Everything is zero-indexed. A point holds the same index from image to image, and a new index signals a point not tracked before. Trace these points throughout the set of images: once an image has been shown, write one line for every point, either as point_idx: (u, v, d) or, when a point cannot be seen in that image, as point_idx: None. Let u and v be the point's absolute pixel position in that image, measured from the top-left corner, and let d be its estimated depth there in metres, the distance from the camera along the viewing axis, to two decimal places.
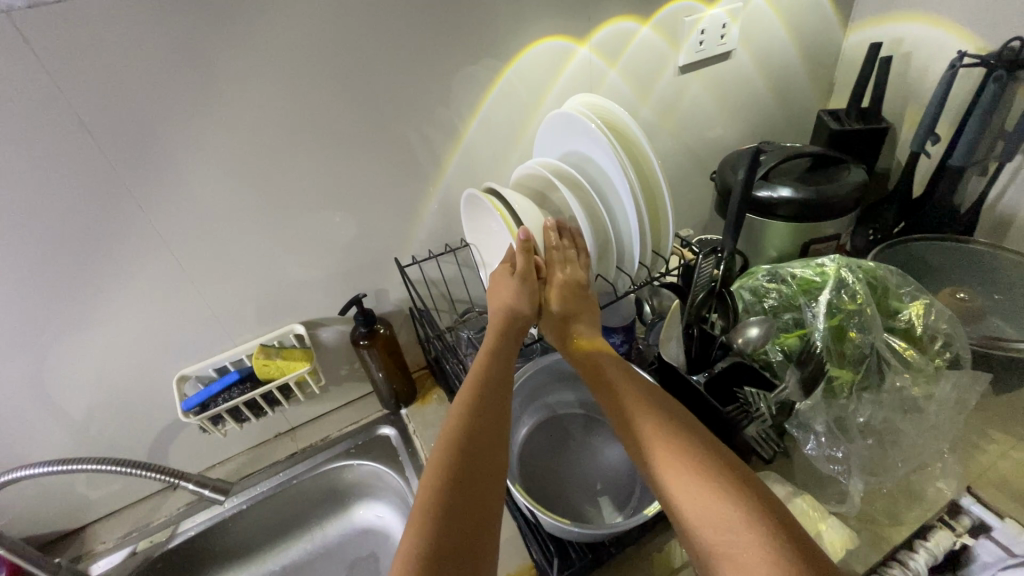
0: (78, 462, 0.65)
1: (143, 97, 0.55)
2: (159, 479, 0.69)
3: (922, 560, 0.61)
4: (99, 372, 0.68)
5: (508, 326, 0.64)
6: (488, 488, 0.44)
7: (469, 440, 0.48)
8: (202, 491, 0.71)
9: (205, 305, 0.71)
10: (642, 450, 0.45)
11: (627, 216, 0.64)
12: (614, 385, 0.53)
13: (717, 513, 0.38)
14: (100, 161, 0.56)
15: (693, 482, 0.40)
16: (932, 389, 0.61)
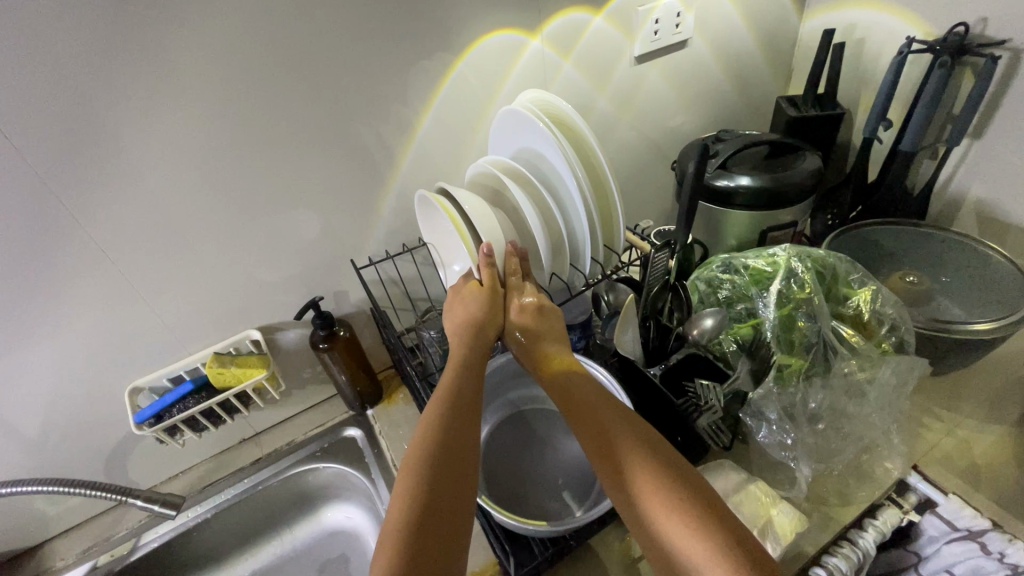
0: (24, 484, 0.63)
1: (69, 107, 0.53)
2: (107, 497, 0.68)
3: (870, 538, 0.63)
4: (44, 390, 0.66)
5: (473, 338, 0.63)
6: (458, 506, 0.44)
7: (439, 457, 0.47)
8: (151, 507, 0.70)
9: (154, 315, 0.69)
10: (611, 463, 0.47)
11: (578, 213, 0.64)
12: (586, 403, 0.53)
13: (693, 545, 0.38)
14: (24, 172, 0.54)
15: (658, 494, 0.42)
16: (876, 373, 0.63)
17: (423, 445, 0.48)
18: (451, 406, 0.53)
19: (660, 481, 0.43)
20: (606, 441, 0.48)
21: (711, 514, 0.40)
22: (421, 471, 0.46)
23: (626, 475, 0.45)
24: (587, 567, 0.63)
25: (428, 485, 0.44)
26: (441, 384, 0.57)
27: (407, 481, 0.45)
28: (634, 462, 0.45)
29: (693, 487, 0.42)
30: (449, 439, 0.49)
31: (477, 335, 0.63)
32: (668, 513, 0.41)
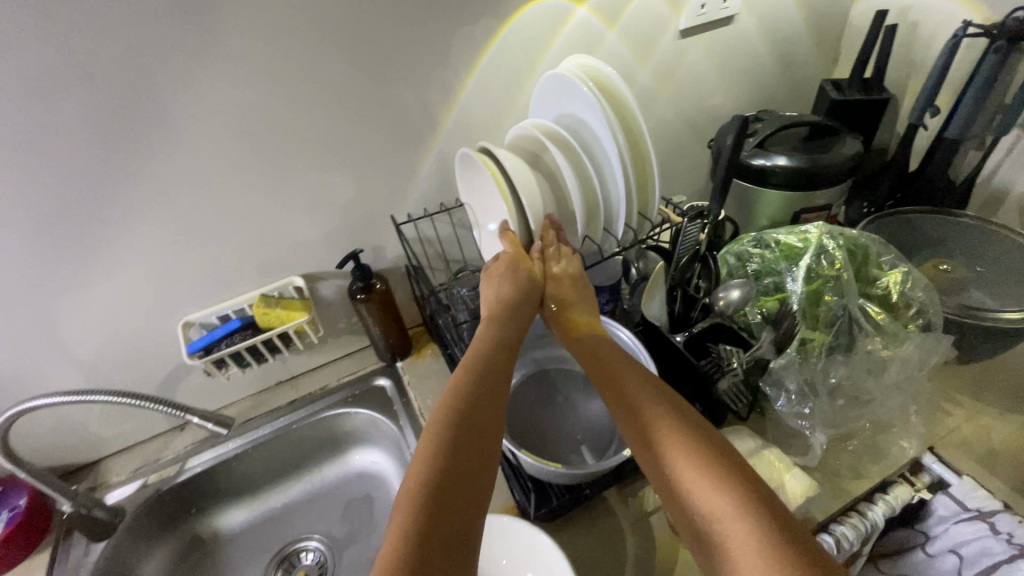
0: (89, 393, 0.64)
1: (143, 50, 0.56)
2: (164, 411, 0.70)
3: (880, 511, 0.65)
4: (106, 316, 0.72)
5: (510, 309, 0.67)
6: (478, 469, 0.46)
7: (460, 424, 0.49)
8: (206, 425, 0.72)
9: (207, 254, 0.73)
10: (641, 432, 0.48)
11: (615, 179, 0.66)
12: (613, 370, 0.56)
13: (716, 498, 0.41)
14: (102, 110, 0.58)
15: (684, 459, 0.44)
16: (898, 350, 0.64)
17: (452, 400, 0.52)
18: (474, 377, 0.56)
19: (684, 442, 0.45)
20: (631, 406, 0.51)
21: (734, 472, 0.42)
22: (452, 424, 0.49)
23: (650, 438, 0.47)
24: (601, 517, 0.66)
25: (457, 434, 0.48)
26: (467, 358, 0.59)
27: (429, 444, 0.47)
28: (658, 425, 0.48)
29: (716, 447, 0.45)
30: (471, 407, 0.52)
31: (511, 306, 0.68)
32: (689, 471, 0.43)
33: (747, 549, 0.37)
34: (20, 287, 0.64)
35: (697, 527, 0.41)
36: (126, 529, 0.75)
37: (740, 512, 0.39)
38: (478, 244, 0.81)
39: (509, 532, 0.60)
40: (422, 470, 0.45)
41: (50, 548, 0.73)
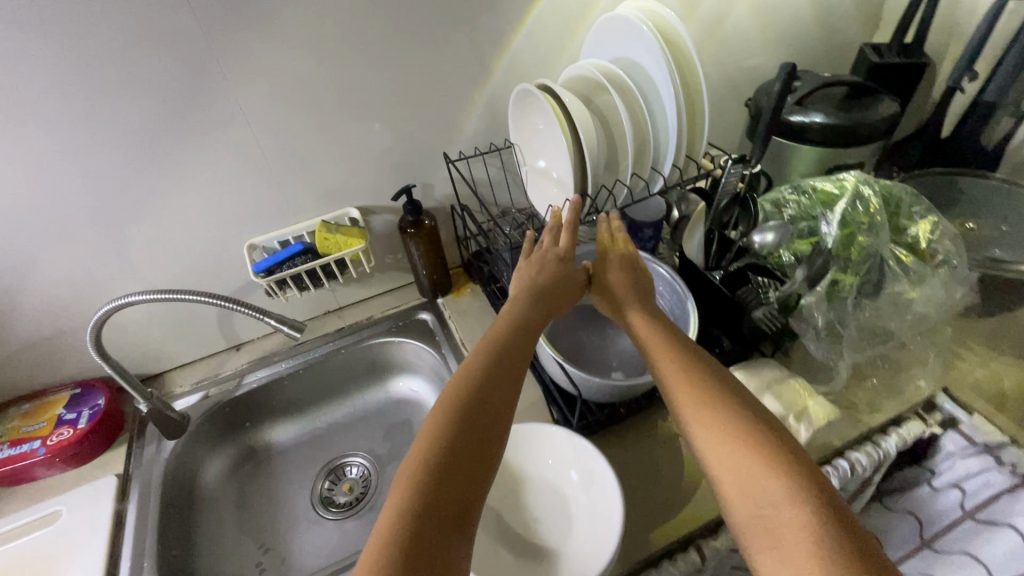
0: (173, 292, 0.65)
1: None
2: (245, 313, 0.69)
3: (893, 442, 0.70)
4: (179, 235, 0.77)
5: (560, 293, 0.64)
6: (485, 451, 0.43)
7: (474, 400, 0.46)
8: (281, 328, 0.71)
9: (272, 181, 0.78)
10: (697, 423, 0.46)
11: (666, 121, 0.70)
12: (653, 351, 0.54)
13: (766, 489, 0.40)
14: (191, 30, 0.62)
15: (748, 460, 0.42)
16: (923, 290, 0.69)
17: (475, 364, 0.50)
18: (495, 353, 0.51)
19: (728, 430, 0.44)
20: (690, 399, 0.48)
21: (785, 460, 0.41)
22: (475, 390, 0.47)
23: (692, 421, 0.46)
24: (634, 435, 0.72)
25: (480, 401, 0.46)
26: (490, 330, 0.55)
27: (438, 419, 0.44)
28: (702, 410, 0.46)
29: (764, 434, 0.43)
30: (490, 385, 0.48)
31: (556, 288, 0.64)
32: (736, 457, 0.42)
33: (796, 542, 0.37)
34: (106, 201, 0.70)
35: (747, 519, 0.40)
36: (192, 432, 0.83)
37: (788, 504, 0.38)
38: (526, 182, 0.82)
39: (551, 436, 0.65)
40: (435, 434, 0.42)
41: (126, 444, 0.81)
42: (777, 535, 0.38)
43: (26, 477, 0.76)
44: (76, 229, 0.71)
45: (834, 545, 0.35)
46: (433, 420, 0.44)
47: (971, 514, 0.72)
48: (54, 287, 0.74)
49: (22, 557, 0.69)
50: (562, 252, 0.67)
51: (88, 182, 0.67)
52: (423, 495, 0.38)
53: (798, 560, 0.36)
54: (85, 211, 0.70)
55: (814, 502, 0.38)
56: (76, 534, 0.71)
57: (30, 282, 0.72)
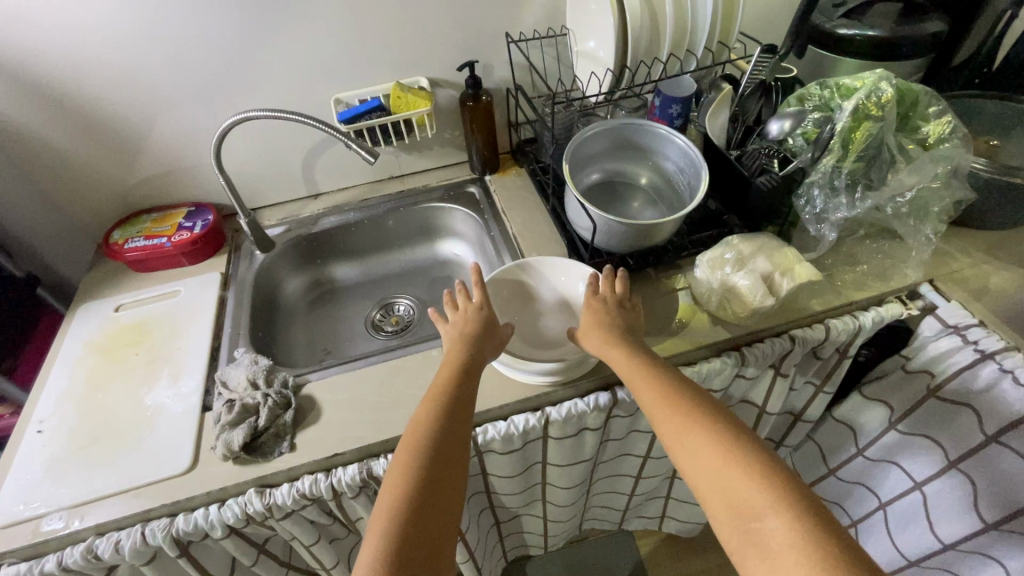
0: (283, 112, 0.82)
1: None
2: (331, 133, 0.85)
3: (871, 316, 0.79)
4: (281, 82, 0.93)
5: (485, 341, 0.67)
6: (444, 499, 0.52)
7: (434, 453, 0.55)
8: (355, 152, 0.87)
9: (358, 43, 0.91)
10: (688, 454, 0.53)
11: (705, 9, 0.79)
12: (641, 382, 0.60)
13: (752, 503, 0.47)
14: None
15: (738, 483, 0.48)
16: (917, 179, 0.76)
17: (426, 421, 0.58)
18: (454, 406, 0.59)
19: (718, 452, 0.51)
20: (679, 431, 0.54)
21: (769, 477, 0.48)
22: (428, 449, 0.55)
23: (685, 443, 0.53)
24: (641, 286, 0.84)
25: (434, 458, 0.54)
26: (441, 379, 0.62)
27: (401, 470, 0.53)
28: (692, 437, 0.53)
29: (751, 455, 0.50)
30: (448, 438, 0.56)
31: (487, 330, 0.69)
32: (724, 477, 0.49)
33: (778, 549, 0.44)
34: (229, 40, 0.85)
35: (735, 539, 0.47)
36: (279, 251, 1.03)
37: (772, 515, 0.45)
38: (577, 64, 0.96)
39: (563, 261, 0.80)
40: (395, 493, 0.51)
41: (227, 255, 1.01)
42: (761, 543, 0.45)
43: (152, 265, 0.96)
44: (205, 63, 0.87)
45: (811, 547, 0.43)
46: (393, 478, 0.53)
47: (935, 394, 0.81)
48: (184, 114, 0.92)
49: (150, 315, 0.89)
50: (477, 308, 0.70)
51: (219, 21, 0.83)
52: (397, 541, 0.48)
53: (779, 562, 0.43)
54: (213, 47, 0.86)
55: (798, 517, 0.45)
56: (192, 306, 0.91)
57: (167, 106, 0.90)
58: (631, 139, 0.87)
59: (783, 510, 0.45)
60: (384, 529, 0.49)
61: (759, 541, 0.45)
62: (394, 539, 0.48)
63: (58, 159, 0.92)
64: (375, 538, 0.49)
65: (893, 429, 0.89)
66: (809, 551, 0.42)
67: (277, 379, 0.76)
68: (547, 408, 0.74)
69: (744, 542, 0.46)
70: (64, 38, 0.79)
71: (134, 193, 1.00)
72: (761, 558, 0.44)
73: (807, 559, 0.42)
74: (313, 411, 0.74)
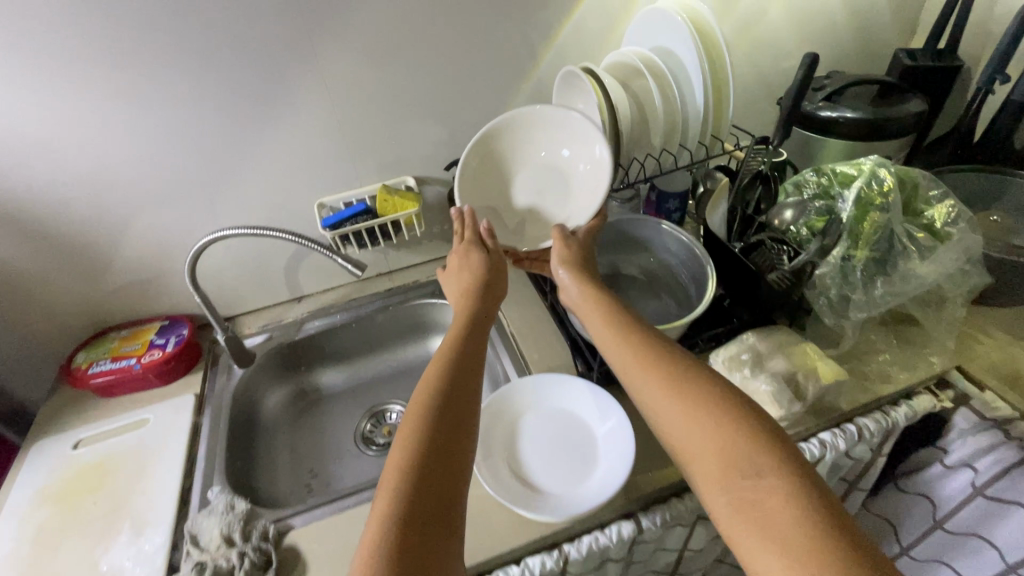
0: (264, 229, 0.77)
1: None
2: (319, 250, 0.80)
3: (902, 412, 0.74)
4: (263, 188, 0.90)
5: (487, 295, 0.70)
6: (456, 449, 0.52)
7: (444, 405, 0.54)
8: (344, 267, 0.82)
9: (342, 146, 0.89)
10: (674, 406, 0.54)
11: (696, 105, 0.77)
12: (626, 346, 0.61)
13: (746, 460, 0.48)
14: (285, 21, 0.75)
15: (724, 438, 0.50)
16: (934, 262, 0.73)
17: (437, 371, 0.58)
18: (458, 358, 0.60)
19: (711, 416, 0.51)
20: (668, 386, 0.55)
21: (759, 440, 0.49)
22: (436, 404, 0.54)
23: (672, 405, 0.54)
24: None
25: (446, 407, 0.54)
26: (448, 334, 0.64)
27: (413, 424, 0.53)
28: (677, 402, 0.54)
29: (742, 419, 0.50)
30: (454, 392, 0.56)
31: (490, 279, 0.72)
32: (719, 437, 0.50)
33: (769, 504, 0.45)
34: (207, 151, 0.83)
35: (720, 497, 0.48)
36: (259, 363, 0.95)
37: (768, 473, 0.47)
38: None
39: (547, 132, 0.82)
40: (407, 441, 0.51)
41: (203, 370, 0.93)
42: (754, 502, 0.46)
43: (121, 389, 0.88)
44: (180, 174, 0.84)
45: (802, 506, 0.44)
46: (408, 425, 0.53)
47: (982, 492, 0.74)
48: (160, 225, 0.88)
49: (115, 450, 0.81)
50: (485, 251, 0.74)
51: (197, 134, 0.81)
52: (414, 496, 0.47)
53: (772, 520, 0.44)
54: (191, 162, 0.83)
55: (789, 472, 0.46)
56: (162, 436, 0.82)
57: (142, 223, 0.87)
58: (623, 235, 0.84)
59: (775, 465, 0.47)
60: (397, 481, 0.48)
61: (749, 499, 0.46)
62: (403, 489, 0.47)
63: (23, 283, 0.86)
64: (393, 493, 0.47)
65: (939, 527, 0.82)
66: (802, 509, 0.44)
67: (255, 529, 0.66)
68: (564, 546, 0.65)
69: (731, 498, 0.47)
70: (34, 162, 0.76)
71: (104, 310, 0.94)
72: (749, 515, 0.46)
73: (802, 516, 0.44)
74: (297, 563, 0.65)
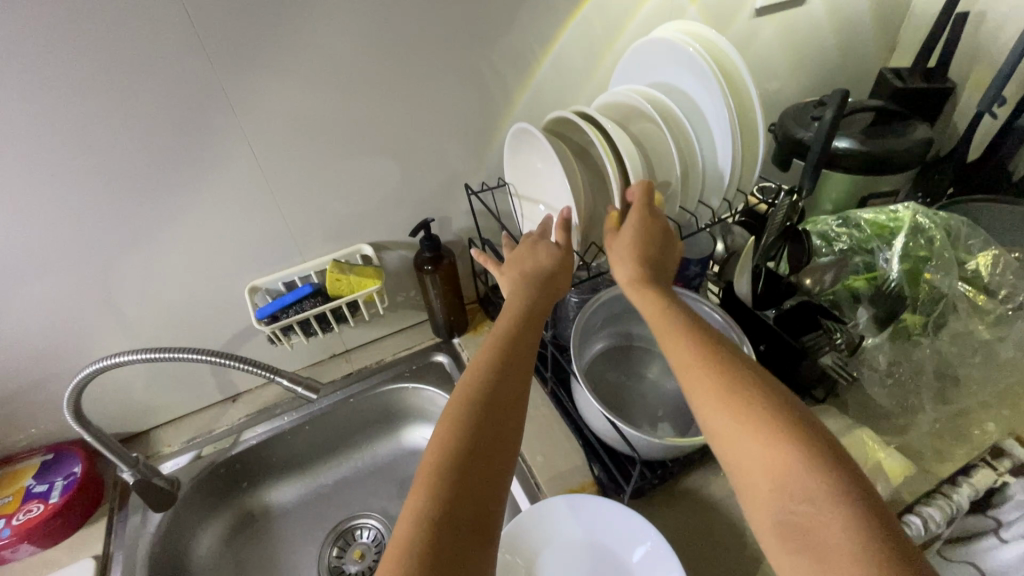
0: (173, 351, 0.63)
1: (240, 10, 0.55)
2: (254, 372, 0.68)
3: (966, 494, 0.57)
4: (177, 275, 0.69)
5: (543, 286, 0.58)
6: (495, 469, 0.41)
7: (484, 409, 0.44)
8: (294, 389, 0.70)
9: (279, 215, 0.71)
10: (712, 409, 0.43)
11: (717, 151, 0.65)
12: (662, 333, 0.49)
13: (794, 480, 0.37)
14: (188, 69, 0.56)
15: (770, 451, 0.39)
16: (1004, 331, 0.66)
17: (481, 369, 0.47)
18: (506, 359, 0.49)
19: (751, 421, 0.40)
20: (716, 384, 0.43)
21: (814, 458, 0.37)
22: (484, 394, 0.45)
23: (717, 413, 0.42)
24: (684, 494, 0.66)
25: (485, 411, 0.44)
26: (499, 327, 0.53)
27: (444, 425, 0.43)
28: (724, 407, 0.42)
29: (796, 433, 0.39)
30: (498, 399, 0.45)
31: (557, 267, 0.60)
32: (763, 453, 0.39)
33: (826, 539, 0.34)
34: (93, 238, 0.62)
35: (767, 524, 0.38)
36: (184, 498, 0.74)
37: (825, 501, 0.35)
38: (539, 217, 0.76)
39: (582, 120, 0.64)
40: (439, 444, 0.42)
41: (106, 518, 0.72)
42: (811, 535, 0.35)
43: None
44: (51, 272, 0.62)
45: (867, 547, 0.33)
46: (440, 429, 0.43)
47: None
48: (30, 339, 0.65)
49: None
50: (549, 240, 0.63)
51: (76, 218, 0.59)
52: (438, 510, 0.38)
53: (830, 554, 0.34)
54: (63, 257, 0.61)
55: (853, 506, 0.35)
56: None
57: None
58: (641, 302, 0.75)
59: (835, 489, 0.36)
60: (429, 480, 0.39)
61: (802, 528, 0.36)
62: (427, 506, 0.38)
63: None
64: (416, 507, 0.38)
65: None
66: (868, 551, 0.33)
67: None
68: None
69: (783, 527, 0.37)
70: None
71: None
72: (805, 552, 0.35)
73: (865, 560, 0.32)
74: None
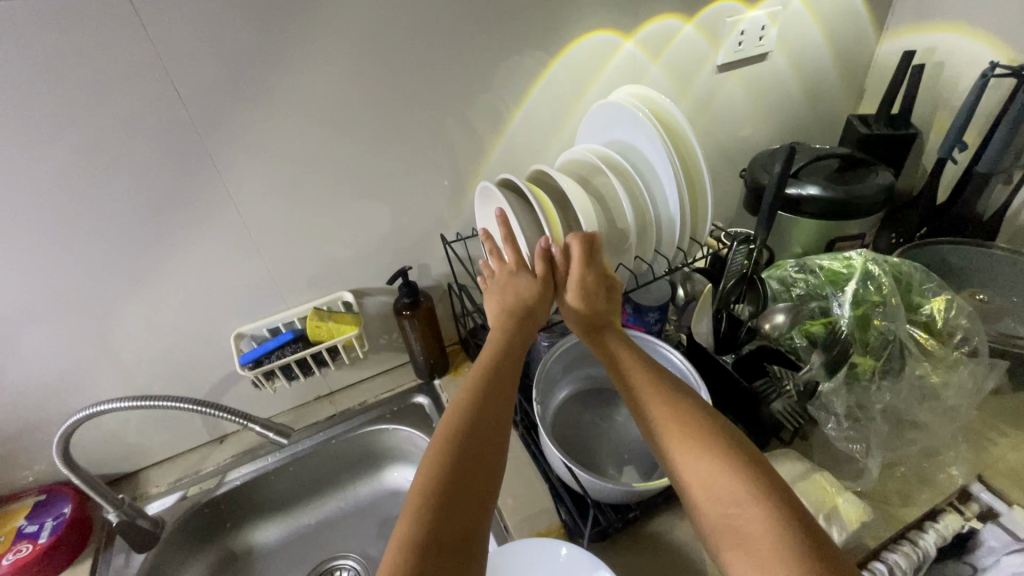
0: (156, 398, 0.67)
1: (225, 86, 0.61)
2: (230, 420, 0.72)
3: (932, 539, 0.61)
4: (166, 323, 0.74)
5: (522, 318, 0.62)
6: (481, 486, 0.43)
7: (472, 431, 0.47)
8: (267, 433, 0.75)
9: (264, 266, 0.76)
10: (660, 432, 0.48)
11: (668, 202, 0.69)
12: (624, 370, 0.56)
13: (728, 490, 0.42)
14: (179, 137, 0.62)
15: (707, 465, 0.44)
16: (949, 377, 0.66)
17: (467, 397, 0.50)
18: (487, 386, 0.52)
19: (690, 437, 0.46)
20: (663, 409, 0.50)
21: (742, 468, 0.43)
22: (472, 419, 0.48)
23: (665, 434, 0.48)
24: (648, 537, 0.67)
25: (471, 434, 0.46)
26: (481, 358, 0.56)
27: (436, 449, 0.45)
28: (671, 428, 0.48)
29: (728, 447, 0.45)
30: (482, 421, 0.48)
31: (532, 294, 0.63)
32: (704, 466, 0.44)
33: (756, 537, 0.39)
34: (88, 290, 0.67)
35: (708, 529, 0.42)
36: (166, 540, 0.76)
37: (753, 504, 0.41)
38: None
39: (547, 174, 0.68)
40: (431, 465, 0.44)
41: (91, 558, 0.74)
42: (743, 538, 0.40)
43: None
44: (47, 321, 0.67)
45: (797, 550, 0.38)
46: (432, 450, 0.45)
47: None
48: (26, 384, 0.69)
49: None
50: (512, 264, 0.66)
51: (74, 272, 0.65)
52: (431, 525, 0.39)
53: (760, 551, 0.39)
54: (60, 307, 0.66)
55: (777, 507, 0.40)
56: None
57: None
58: None
59: (762, 492, 0.41)
60: (422, 500, 0.41)
61: (736, 530, 0.41)
62: (419, 522, 0.39)
63: None
64: (409, 521, 0.39)
65: None
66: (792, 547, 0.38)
67: None
68: None
69: (723, 532, 0.41)
70: None
71: None
72: (739, 552, 0.40)
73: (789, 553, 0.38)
74: None
